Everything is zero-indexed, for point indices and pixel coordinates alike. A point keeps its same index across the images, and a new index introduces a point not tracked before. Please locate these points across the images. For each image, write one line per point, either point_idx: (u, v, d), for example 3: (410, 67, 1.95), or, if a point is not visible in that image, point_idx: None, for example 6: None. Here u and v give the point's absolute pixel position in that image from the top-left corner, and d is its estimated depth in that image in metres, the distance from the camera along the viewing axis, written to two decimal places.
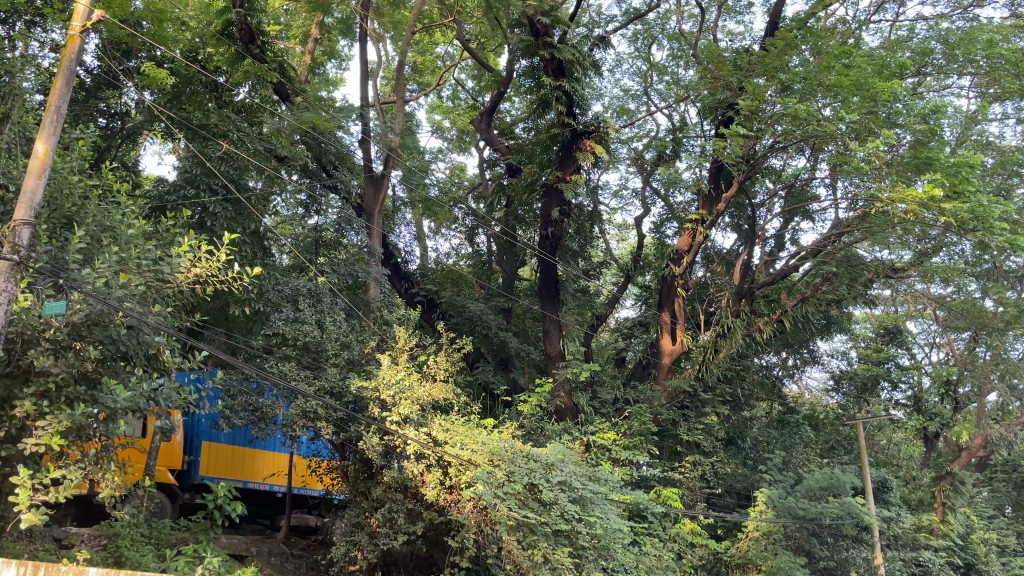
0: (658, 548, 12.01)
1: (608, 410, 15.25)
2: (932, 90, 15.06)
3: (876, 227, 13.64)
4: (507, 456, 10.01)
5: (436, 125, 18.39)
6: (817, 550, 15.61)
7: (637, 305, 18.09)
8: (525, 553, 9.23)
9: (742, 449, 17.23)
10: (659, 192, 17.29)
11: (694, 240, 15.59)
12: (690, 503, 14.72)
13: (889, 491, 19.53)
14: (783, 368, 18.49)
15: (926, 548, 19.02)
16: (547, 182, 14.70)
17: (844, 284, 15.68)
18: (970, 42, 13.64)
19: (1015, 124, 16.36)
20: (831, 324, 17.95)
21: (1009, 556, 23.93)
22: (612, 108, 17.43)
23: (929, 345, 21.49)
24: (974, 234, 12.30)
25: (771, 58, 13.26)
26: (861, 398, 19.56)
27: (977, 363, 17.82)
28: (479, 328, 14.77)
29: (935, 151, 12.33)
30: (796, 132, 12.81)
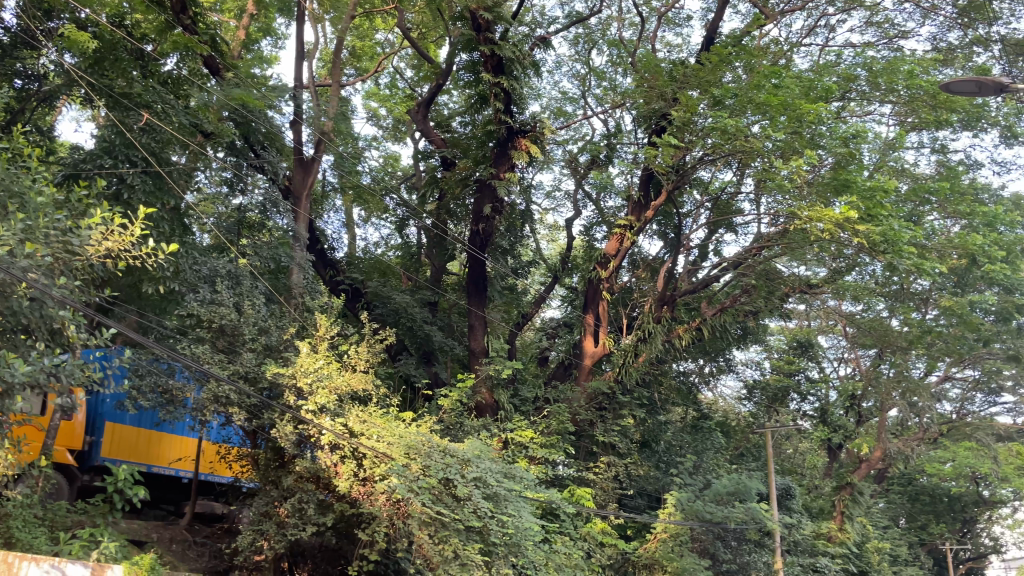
0: (568, 546, 12.20)
1: (527, 408, 15.31)
2: (855, 115, 15.65)
3: (795, 243, 14.17)
4: (424, 450, 9.91)
5: (372, 112, 18.12)
6: (720, 552, 16.17)
7: (562, 306, 18.26)
8: (436, 548, 9.33)
9: (656, 451, 17.46)
10: (591, 195, 17.47)
11: (622, 245, 15.70)
12: (602, 503, 14.96)
13: (792, 498, 20.25)
14: (699, 376, 18.75)
15: (824, 555, 19.71)
16: (480, 178, 14.65)
17: (761, 297, 16.22)
18: (893, 71, 14.25)
19: (929, 154, 17.15)
20: (748, 334, 18.50)
21: (899, 565, 25.09)
22: (549, 109, 17.53)
23: (838, 359, 22.38)
24: (884, 256, 12.88)
25: (705, 72, 13.53)
26: (771, 407, 20.65)
27: (881, 379, 18.47)
28: (403, 320, 14.65)
29: (853, 175, 12.78)
30: (724, 146, 13.12)
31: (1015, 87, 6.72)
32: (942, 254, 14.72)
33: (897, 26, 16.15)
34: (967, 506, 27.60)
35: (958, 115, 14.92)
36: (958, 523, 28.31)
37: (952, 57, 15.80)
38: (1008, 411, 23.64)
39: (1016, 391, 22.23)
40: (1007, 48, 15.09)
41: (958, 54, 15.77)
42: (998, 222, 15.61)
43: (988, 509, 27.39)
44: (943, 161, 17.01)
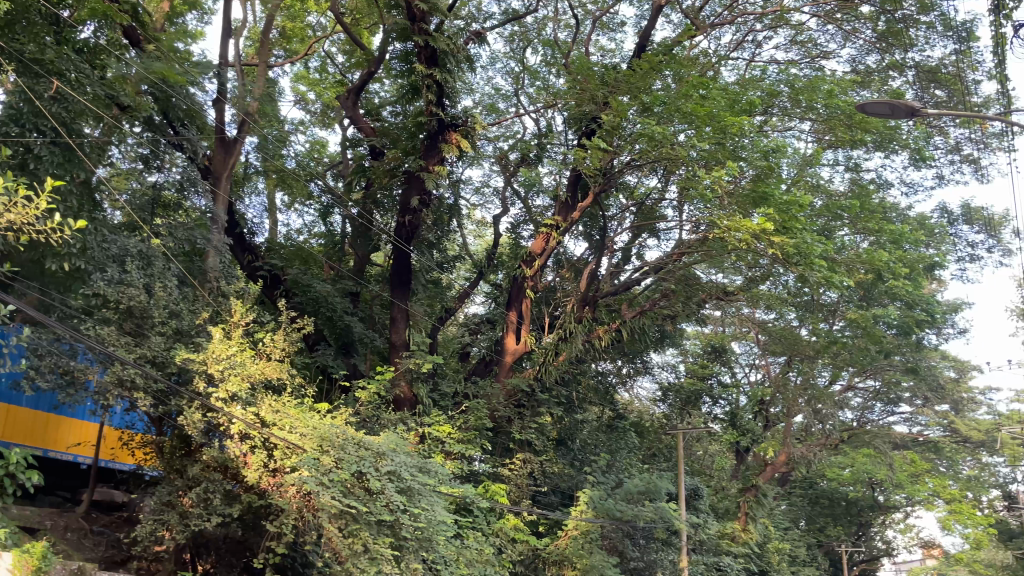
0: (480, 542, 12.33)
1: (447, 403, 15.24)
2: (776, 130, 16.21)
3: (714, 252, 14.49)
4: (337, 442, 9.78)
5: (300, 95, 17.72)
6: (629, 550, 16.53)
7: (486, 302, 18.27)
8: (345, 542, 9.21)
9: (570, 450, 17.77)
10: (519, 193, 17.52)
11: (548, 244, 15.72)
12: (516, 499, 15.08)
13: (699, 499, 20.86)
14: (617, 377, 19.17)
15: (727, 554, 20.58)
16: (409, 170, 14.48)
17: (680, 301, 16.73)
18: (813, 90, 14.79)
19: (843, 172, 17.89)
20: (665, 338, 18.90)
21: (798, 565, 26.12)
22: (482, 104, 17.51)
23: (749, 365, 23.13)
24: (796, 267, 13.41)
25: (636, 78, 13.63)
26: (684, 409, 21.11)
27: (788, 386, 19.20)
28: (323, 310, 14.42)
29: (771, 187, 13.24)
30: (651, 152, 13.40)
31: (925, 112, 7.06)
32: (850, 268, 15.39)
33: (819, 46, 16.77)
34: (863, 509, 28.96)
35: (871, 136, 15.59)
36: (853, 526, 29.67)
37: (869, 80, 16.50)
38: (904, 420, 24.87)
39: (912, 401, 23.41)
40: (920, 74, 15.84)
41: (875, 77, 16.47)
42: (903, 240, 16.36)
43: (882, 513, 28.79)
44: (855, 179, 17.77)
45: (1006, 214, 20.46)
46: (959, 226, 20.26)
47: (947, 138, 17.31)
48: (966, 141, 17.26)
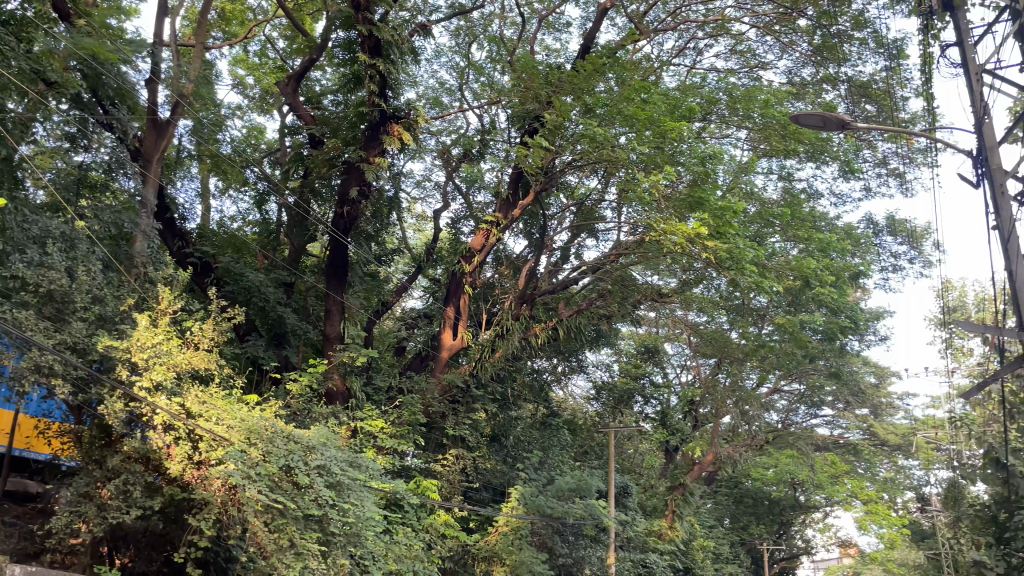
0: (410, 537, 12.30)
1: (380, 397, 15.07)
2: (714, 137, 16.54)
3: (650, 253, 14.66)
4: (266, 435, 9.60)
5: (238, 79, 17.31)
6: (557, 546, 16.87)
7: (423, 297, 18.18)
8: (271, 536, 9.08)
9: (504, 447, 17.70)
10: (460, 188, 17.46)
11: (487, 241, 15.57)
12: (447, 495, 15.10)
13: (628, 496, 21.25)
14: (552, 374, 19.32)
15: (654, 551, 21.04)
16: (349, 160, 14.28)
17: (616, 302, 16.99)
18: (750, 100, 15.15)
19: (776, 181, 18.39)
20: (600, 337, 19.12)
21: (721, 562, 26.80)
22: (425, 98, 17.39)
23: (681, 366, 23.60)
24: (729, 272, 13.79)
25: (579, 79, 13.73)
26: (616, 408, 21.49)
27: (718, 387, 19.66)
28: (255, 300, 14.15)
29: (707, 193, 13.48)
30: (592, 153, 13.53)
31: (855, 125, 7.28)
32: (779, 274, 15.85)
33: (758, 57, 17.18)
34: (784, 509, 29.68)
35: (804, 146, 16.06)
36: (775, 524, 30.58)
37: (804, 92, 16.99)
38: (827, 423, 25.72)
39: (834, 405, 24.23)
40: (852, 89, 16.38)
41: (809, 89, 16.98)
42: (830, 249, 16.92)
43: (803, 513, 29.79)
44: (787, 188, 18.29)
45: (927, 228, 21.35)
46: (884, 237, 21.04)
47: (875, 152, 17.95)
48: (893, 155, 17.92)
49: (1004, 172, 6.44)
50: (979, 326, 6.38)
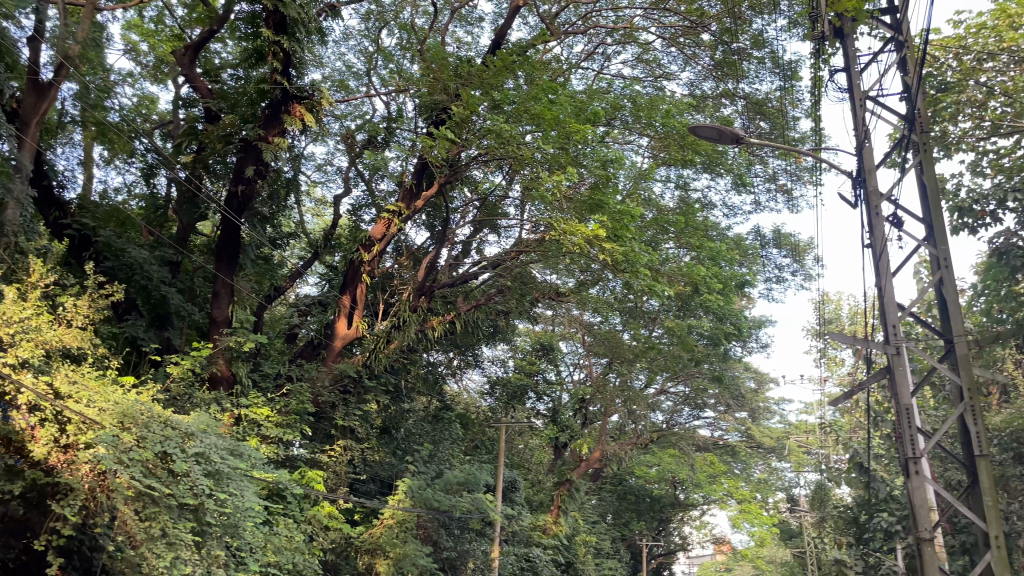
0: (291, 529, 12.03)
1: (267, 384, 14.61)
2: (617, 142, 16.92)
3: (550, 252, 14.82)
4: (141, 420, 9.17)
5: (131, 45, 16.42)
6: (442, 540, 16.86)
7: (319, 284, 17.76)
8: (141, 526, 8.66)
9: (394, 438, 17.60)
10: (363, 175, 17.13)
11: (388, 230, 15.19)
12: (333, 486, 14.85)
13: (516, 491, 21.49)
14: (447, 367, 19.22)
15: (537, 545, 21.40)
16: (246, 138, 13.78)
17: (514, 298, 17.15)
18: (653, 109, 15.58)
19: (674, 189, 18.96)
20: (497, 333, 19.19)
21: (602, 557, 27.47)
22: (331, 80, 16.98)
23: (574, 364, 24.13)
24: (623, 274, 14.17)
25: (488, 75, 13.40)
26: (509, 404, 21.77)
27: (608, 387, 20.09)
28: (137, 278, 13.47)
29: (607, 196, 13.93)
30: (498, 149, 13.48)
31: (748, 140, 7.62)
32: (671, 280, 16.36)
33: (662, 67, 17.64)
34: (665, 506, 31.03)
35: (701, 156, 16.63)
36: (655, 521, 31.63)
37: (703, 105, 17.56)
38: (708, 424, 26.70)
39: (716, 407, 25.19)
40: (748, 106, 17.09)
41: (709, 102, 17.59)
42: (720, 258, 17.64)
43: (681, 510, 30.93)
44: (683, 197, 18.91)
45: (809, 243, 22.50)
46: (770, 249, 22.02)
47: (767, 167, 18.78)
48: (783, 172, 18.83)
49: (879, 195, 6.85)
50: (849, 337, 6.69)
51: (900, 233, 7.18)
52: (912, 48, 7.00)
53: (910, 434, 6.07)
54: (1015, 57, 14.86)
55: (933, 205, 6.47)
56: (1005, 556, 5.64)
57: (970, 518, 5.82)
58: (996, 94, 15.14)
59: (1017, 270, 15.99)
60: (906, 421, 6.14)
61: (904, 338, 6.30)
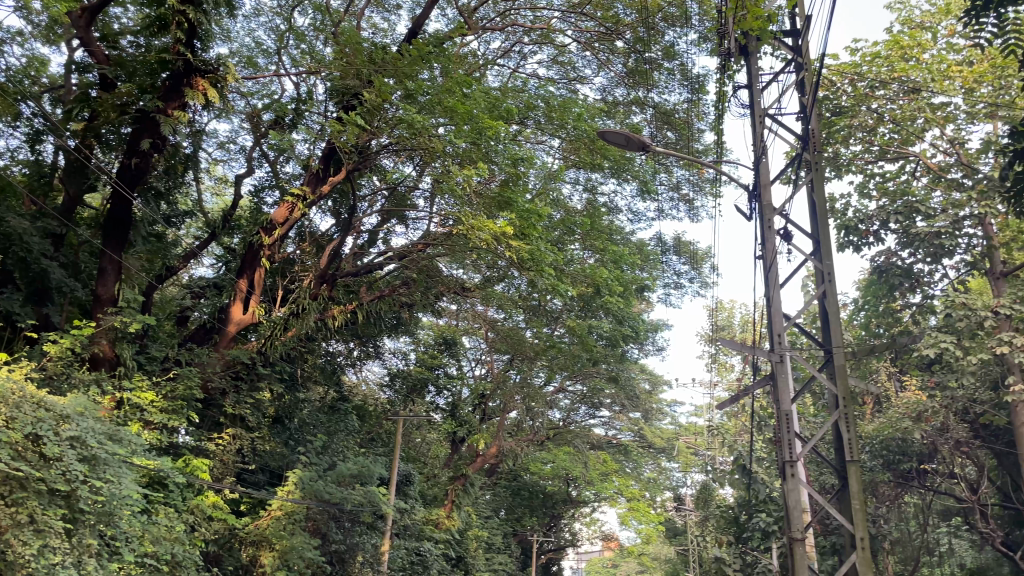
0: (171, 518, 11.57)
1: (153, 368, 13.96)
2: (529, 141, 17.06)
3: (458, 246, 14.74)
4: (10, 400, 8.51)
5: (21, 1, 15.34)
6: (331, 533, 16.56)
7: (214, 266, 17.10)
8: (7, 512, 8.15)
9: (287, 428, 17.20)
10: (268, 156, 16.60)
11: (291, 214, 14.68)
12: (219, 476, 14.37)
13: (410, 484, 21.37)
14: (346, 357, 18.67)
15: (429, 539, 21.38)
16: (143, 109, 13.12)
17: (419, 291, 16.90)
18: (565, 111, 15.71)
19: (582, 191, 19.26)
20: (400, 325, 18.98)
21: (493, 552, 27.68)
22: (239, 56, 16.37)
23: (476, 360, 24.21)
24: (528, 272, 14.35)
25: (404, 63, 13.17)
26: (409, 397, 21.49)
27: (508, 383, 20.23)
28: (15, 250, 12.56)
29: (514, 194, 14.10)
30: (409, 139, 13.24)
31: (654, 149, 7.83)
32: (575, 280, 16.62)
33: (576, 71, 17.90)
34: (556, 502, 31.54)
35: (608, 162, 17.16)
36: (546, 517, 32.08)
37: (614, 111, 17.97)
38: (603, 424, 27.27)
39: (611, 407, 25.75)
40: (657, 115, 17.56)
41: (620, 109, 17.96)
42: (622, 262, 18.16)
43: (572, 507, 31.51)
44: (591, 199, 19.23)
45: (707, 251, 23.32)
46: (670, 256, 22.69)
47: (671, 176, 19.31)
48: (686, 182, 19.46)
49: (773, 209, 7.13)
50: (739, 344, 6.93)
51: (789, 247, 7.51)
52: (811, 70, 7.31)
53: (788, 438, 6.33)
54: (904, 87, 15.77)
55: (821, 222, 6.78)
56: (869, 557, 5.95)
57: (840, 521, 6.11)
58: (886, 120, 16.16)
59: (895, 287, 17.02)
60: (785, 426, 6.39)
61: (787, 346, 6.59)
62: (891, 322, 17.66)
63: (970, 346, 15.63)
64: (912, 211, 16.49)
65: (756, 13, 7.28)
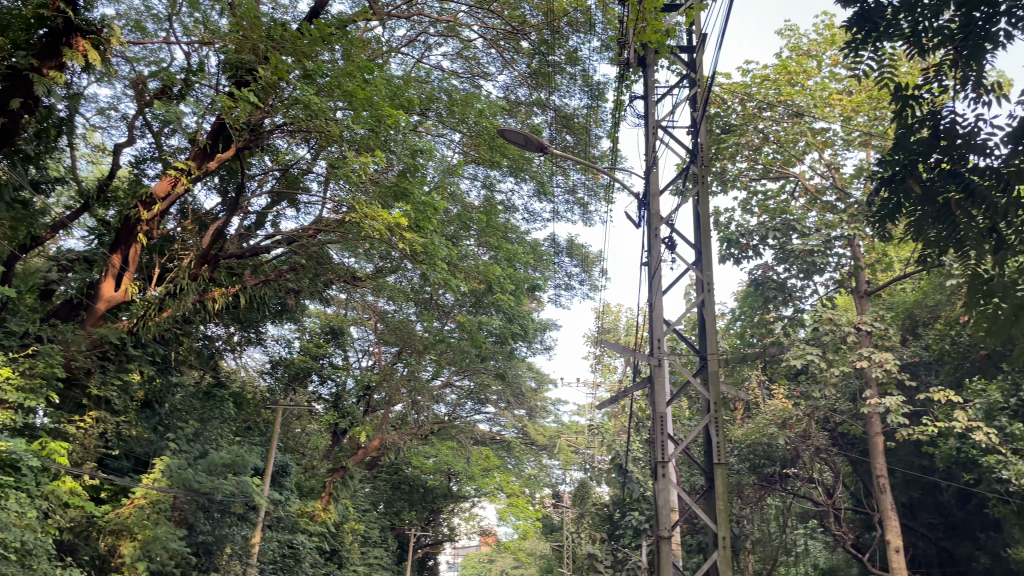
0: (22, 504, 10.82)
1: (10, 343, 13.02)
2: (429, 133, 16.93)
3: (350, 234, 14.39)
4: None
5: None
6: (198, 524, 15.94)
7: (86, 238, 16.09)
8: None
9: (157, 413, 16.42)
10: (151, 127, 15.76)
11: (173, 189, 13.95)
12: (77, 460, 13.57)
13: (286, 475, 20.81)
14: (227, 343, 17.94)
15: (302, 532, 20.93)
16: (14, 66, 12.20)
17: (307, 277, 16.44)
18: (467, 106, 15.69)
19: (480, 187, 19.29)
20: (285, 312, 18.45)
21: (369, 545, 27.36)
22: (125, 19, 15.43)
23: (363, 351, 23.81)
24: (421, 265, 14.29)
25: (303, 42, 12.72)
26: (290, 386, 21.10)
27: (394, 376, 19.98)
28: None
29: (411, 185, 13.98)
30: (303, 121, 12.81)
31: (551, 150, 7.92)
32: (468, 276, 16.65)
33: (481, 66, 17.91)
34: (436, 497, 31.47)
35: (507, 160, 17.29)
36: (425, 512, 31.95)
37: (516, 111, 18.11)
38: (487, 420, 27.41)
39: (497, 404, 25.91)
40: (557, 118, 17.81)
41: (521, 108, 18.09)
42: (515, 259, 18.58)
43: (452, 502, 31.52)
44: (489, 196, 19.28)
45: (599, 255, 23.80)
46: (562, 257, 23.04)
47: (568, 179, 19.60)
48: (582, 186, 19.79)
49: (659, 218, 7.36)
50: (620, 346, 7.09)
51: (673, 255, 7.77)
52: (703, 86, 7.57)
53: (661, 440, 6.52)
54: (789, 110, 16.64)
55: (704, 234, 7.04)
56: (729, 556, 6.21)
57: (705, 521, 6.35)
58: (770, 141, 17.00)
59: (769, 300, 17.95)
60: (660, 428, 6.58)
61: (666, 351, 6.82)
62: (764, 333, 18.51)
63: (834, 359, 16.51)
64: (788, 229, 17.40)
65: (655, 27, 7.41)
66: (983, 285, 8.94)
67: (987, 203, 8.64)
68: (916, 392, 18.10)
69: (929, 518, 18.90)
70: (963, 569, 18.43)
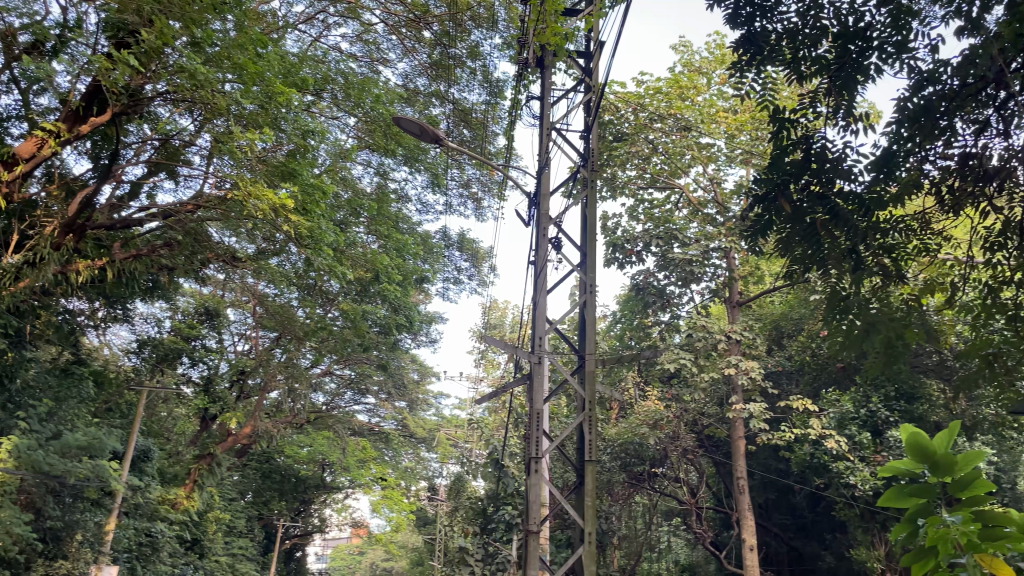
0: None
1: None
2: (323, 114, 16.56)
3: (230, 211, 13.80)
4: None
5: None
6: (46, 509, 15.00)
7: None
8: None
9: (6, 389, 15.37)
10: (18, 82, 14.63)
11: (39, 151, 13.01)
12: None
13: (148, 461, 19.83)
14: (89, 318, 16.82)
15: (162, 520, 20.03)
16: None
17: (182, 255, 15.74)
18: (363, 90, 15.42)
19: (372, 174, 19.00)
20: (157, 289, 17.52)
21: (233, 535, 26.50)
22: None
23: (239, 335, 23.09)
24: (306, 249, 13.89)
25: (192, 8, 11.81)
26: (158, 368, 20.06)
27: (271, 362, 19.29)
28: None
29: (300, 166, 13.57)
30: (185, 91, 12.13)
31: (446, 141, 7.91)
32: (356, 264, 16.37)
33: (380, 52, 17.64)
34: (308, 487, 30.83)
35: (402, 149, 17.12)
36: (296, 502, 31.22)
37: (414, 99, 17.90)
38: (367, 410, 27.06)
39: (377, 395, 25.65)
40: (455, 113, 17.86)
41: (419, 98, 17.93)
42: (404, 251, 18.47)
43: (324, 493, 30.94)
44: (382, 184, 19.01)
45: (489, 251, 23.94)
46: (453, 251, 22.98)
47: (462, 173, 19.63)
48: (476, 181, 19.85)
49: (549, 219, 7.48)
50: (503, 343, 7.16)
51: (559, 255, 7.91)
52: (597, 93, 7.74)
53: (537, 436, 6.63)
54: (678, 124, 17.40)
55: (589, 238, 7.21)
56: (594, 551, 6.39)
57: (573, 517, 6.51)
58: (659, 151, 17.52)
59: (648, 304, 18.51)
60: (536, 424, 6.70)
61: (546, 349, 6.94)
62: (642, 336, 19.07)
63: (705, 364, 17.25)
64: (670, 237, 18.10)
65: (555, 30, 7.47)
66: (840, 301, 9.56)
67: (848, 226, 9.25)
68: (777, 399, 19.25)
69: (783, 518, 20.12)
70: (809, 567, 19.68)
